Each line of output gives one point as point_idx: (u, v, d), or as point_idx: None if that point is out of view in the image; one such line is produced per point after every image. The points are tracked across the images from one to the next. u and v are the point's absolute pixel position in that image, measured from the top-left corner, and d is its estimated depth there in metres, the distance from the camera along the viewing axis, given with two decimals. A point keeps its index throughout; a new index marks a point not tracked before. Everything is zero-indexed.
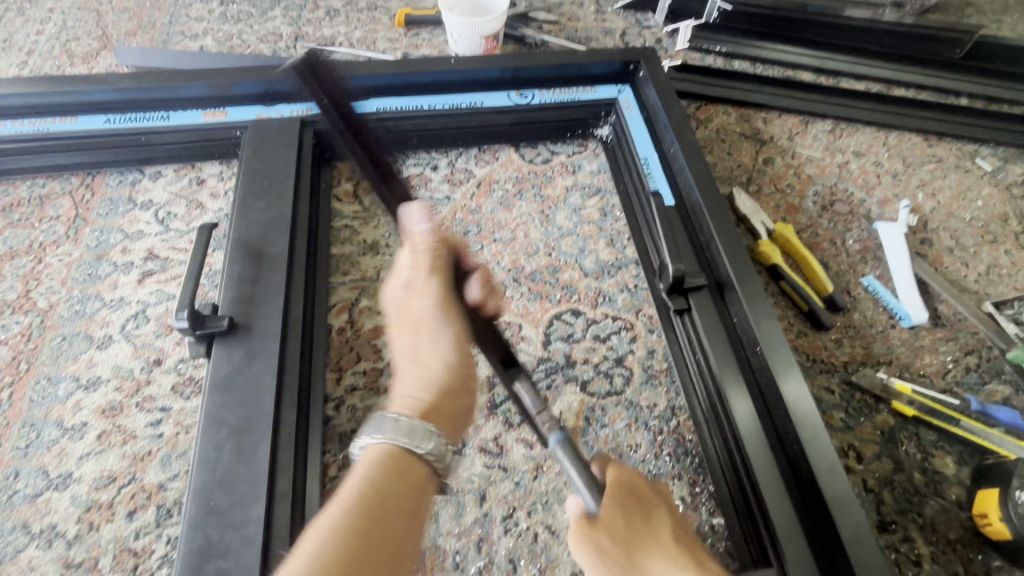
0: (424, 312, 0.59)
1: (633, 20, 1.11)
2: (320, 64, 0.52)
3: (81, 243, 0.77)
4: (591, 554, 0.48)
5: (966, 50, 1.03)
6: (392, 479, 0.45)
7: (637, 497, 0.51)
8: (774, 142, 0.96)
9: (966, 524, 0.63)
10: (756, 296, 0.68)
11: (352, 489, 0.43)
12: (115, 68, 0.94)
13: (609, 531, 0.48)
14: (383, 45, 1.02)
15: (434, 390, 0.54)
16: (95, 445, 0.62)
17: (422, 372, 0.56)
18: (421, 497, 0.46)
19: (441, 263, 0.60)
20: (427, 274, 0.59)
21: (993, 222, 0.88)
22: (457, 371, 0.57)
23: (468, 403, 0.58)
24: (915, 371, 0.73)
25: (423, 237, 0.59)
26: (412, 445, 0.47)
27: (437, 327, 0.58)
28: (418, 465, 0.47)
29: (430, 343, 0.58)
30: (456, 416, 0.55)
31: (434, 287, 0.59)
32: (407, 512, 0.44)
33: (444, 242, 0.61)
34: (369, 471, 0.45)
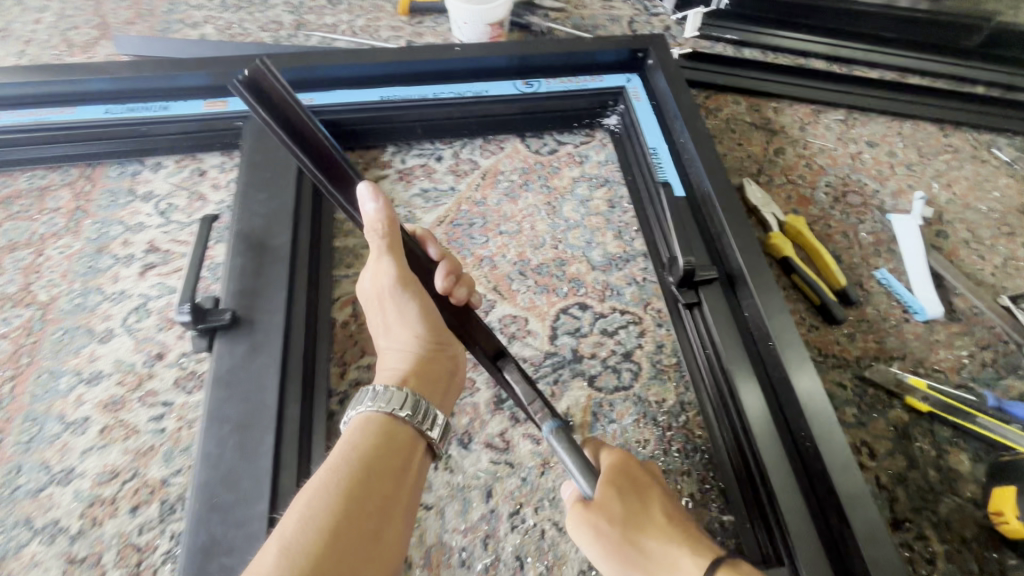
0: (383, 288, 0.60)
1: (641, 7, 1.09)
2: (264, 83, 0.49)
3: (81, 235, 0.76)
4: (590, 533, 0.52)
5: (983, 37, 1.01)
6: (378, 444, 0.48)
7: (635, 483, 0.54)
8: (785, 132, 0.94)
9: (981, 522, 0.62)
10: (768, 289, 0.67)
11: (341, 454, 0.47)
12: (114, 57, 0.93)
13: (606, 510, 0.52)
14: (386, 33, 1.00)
15: (409, 358, 0.58)
16: (98, 439, 0.61)
17: (398, 344, 0.60)
18: (407, 457, 0.50)
19: (392, 243, 0.59)
20: (381, 254, 0.60)
21: (1011, 213, 0.86)
22: (427, 342, 0.59)
23: (452, 368, 0.60)
24: (929, 366, 0.72)
25: (375, 220, 0.58)
26: (390, 409, 0.50)
27: (401, 302, 0.60)
28: (404, 429, 0.51)
29: (397, 316, 0.60)
30: (439, 382, 0.57)
31: (388, 267, 0.59)
32: (393, 471, 0.48)
33: (394, 224, 0.59)
34: (356, 438, 0.48)
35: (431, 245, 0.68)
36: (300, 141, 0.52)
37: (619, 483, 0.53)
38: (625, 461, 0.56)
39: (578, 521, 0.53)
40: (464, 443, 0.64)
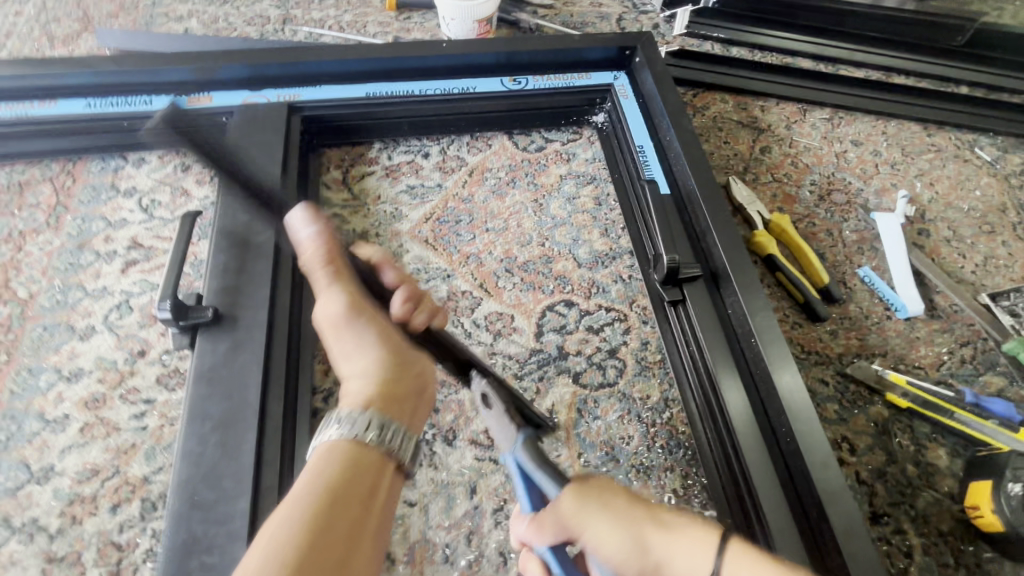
0: (334, 317, 0.54)
1: (630, 5, 1.09)
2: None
3: (62, 231, 0.75)
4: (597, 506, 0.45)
5: (967, 38, 1.02)
6: (344, 471, 0.43)
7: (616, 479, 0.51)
8: (771, 130, 0.95)
9: (957, 516, 0.63)
10: (752, 287, 0.67)
11: (305, 484, 0.41)
12: (97, 50, 0.91)
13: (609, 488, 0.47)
14: (374, 29, 0.99)
15: (372, 384, 0.51)
16: (78, 437, 0.61)
17: (355, 372, 0.52)
18: (377, 479, 0.45)
19: (337, 266, 0.56)
20: (328, 283, 0.55)
21: (991, 213, 0.88)
22: (388, 362, 0.53)
23: (418, 388, 0.53)
24: (910, 363, 0.73)
25: (313, 243, 0.56)
26: (353, 433, 0.46)
27: (355, 328, 0.54)
28: (372, 451, 0.46)
29: (355, 345, 0.53)
30: (407, 405, 0.51)
31: (337, 292, 0.54)
32: (362, 496, 0.42)
33: (333, 244, 0.56)
34: (320, 465, 0.43)
35: (387, 271, 0.57)
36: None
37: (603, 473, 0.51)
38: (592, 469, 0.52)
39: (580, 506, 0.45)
40: (449, 440, 0.64)
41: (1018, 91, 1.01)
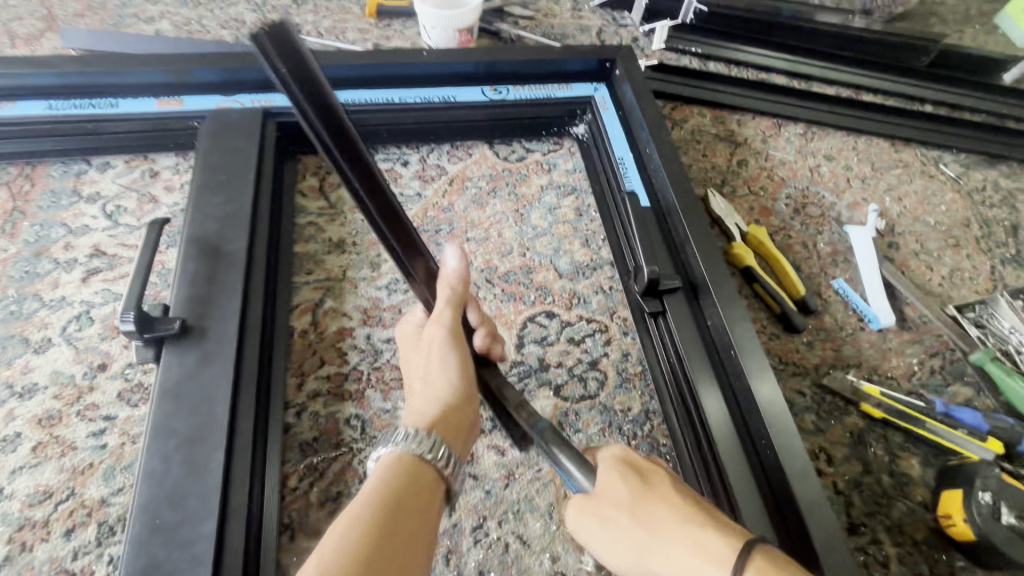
0: (435, 337, 0.57)
1: (610, 18, 1.10)
2: (293, 44, 0.46)
3: (18, 238, 0.71)
4: (596, 524, 0.48)
5: (930, 58, 1.07)
6: (406, 483, 0.44)
7: (639, 467, 0.49)
8: (748, 144, 0.96)
9: (931, 525, 0.64)
10: (730, 298, 0.68)
11: (372, 489, 0.43)
12: (61, 51, 0.88)
13: (609, 499, 0.48)
14: (353, 35, 0.98)
15: (437, 404, 0.53)
16: (30, 457, 0.57)
17: (430, 390, 0.54)
18: (429, 500, 0.45)
19: (457, 299, 0.58)
20: (444, 305, 0.57)
21: (956, 227, 0.91)
22: (462, 391, 0.55)
23: (472, 422, 0.55)
24: (882, 374, 0.74)
25: (450, 276, 0.58)
26: (420, 451, 0.47)
27: (446, 353, 0.56)
28: (427, 469, 0.47)
29: (439, 365, 0.55)
30: (464, 431, 0.52)
31: (448, 317, 0.57)
32: (417, 513, 0.43)
33: (462, 283, 0.59)
34: (386, 476, 0.45)
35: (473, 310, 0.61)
36: (329, 121, 0.49)
37: (621, 471, 0.49)
38: (625, 450, 0.52)
39: (580, 515, 0.50)
40: None
41: (980, 109, 1.05)
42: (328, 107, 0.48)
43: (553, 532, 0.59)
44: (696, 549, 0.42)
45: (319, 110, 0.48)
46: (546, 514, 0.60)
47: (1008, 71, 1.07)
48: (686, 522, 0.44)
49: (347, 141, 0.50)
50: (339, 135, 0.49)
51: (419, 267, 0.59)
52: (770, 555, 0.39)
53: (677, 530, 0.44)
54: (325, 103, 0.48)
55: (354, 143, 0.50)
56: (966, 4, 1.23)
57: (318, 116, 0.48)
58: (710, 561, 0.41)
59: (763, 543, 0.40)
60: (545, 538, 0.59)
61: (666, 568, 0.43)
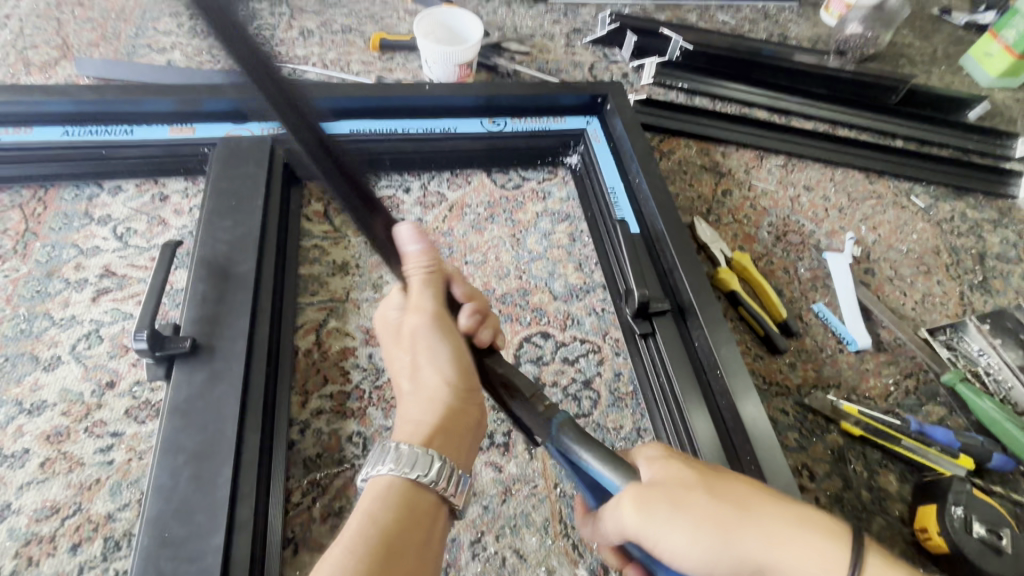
0: (417, 327, 0.60)
1: (601, 55, 1.16)
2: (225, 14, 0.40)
3: (30, 258, 0.73)
4: (663, 514, 0.42)
5: (900, 96, 1.14)
6: (398, 517, 0.45)
7: (698, 448, 0.48)
8: (732, 175, 1.02)
9: (909, 539, 0.67)
10: (716, 321, 0.72)
11: (358, 526, 0.44)
12: (75, 78, 0.91)
13: (675, 481, 0.43)
14: (358, 67, 1.03)
15: (437, 408, 0.55)
16: (38, 473, 0.58)
17: (421, 391, 0.58)
18: (427, 527, 0.47)
19: (434, 282, 0.62)
20: (421, 286, 0.62)
21: (927, 254, 0.96)
22: (456, 386, 0.58)
23: (473, 424, 0.57)
24: (861, 393, 0.78)
25: (416, 259, 0.61)
26: (413, 474, 0.47)
27: (433, 340, 0.59)
28: (426, 494, 0.48)
29: (428, 357, 0.59)
30: (463, 435, 0.55)
31: (427, 299, 0.61)
32: (415, 545, 0.45)
33: (434, 257, 0.62)
34: (375, 510, 0.45)
35: (458, 285, 0.65)
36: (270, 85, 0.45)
37: (682, 454, 0.46)
38: (674, 434, 0.50)
39: (638, 507, 0.42)
40: None
41: (946, 145, 1.12)
42: (274, 80, 0.45)
43: (548, 546, 0.61)
44: (798, 521, 0.40)
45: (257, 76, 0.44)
46: (542, 529, 0.62)
47: (973, 108, 1.15)
48: (776, 497, 0.42)
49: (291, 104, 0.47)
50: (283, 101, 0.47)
51: (380, 230, 0.58)
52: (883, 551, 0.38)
53: (771, 504, 0.41)
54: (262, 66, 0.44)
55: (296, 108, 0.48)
56: (934, 46, 1.31)
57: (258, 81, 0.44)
58: (820, 534, 0.38)
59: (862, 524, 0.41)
60: (541, 552, 0.61)
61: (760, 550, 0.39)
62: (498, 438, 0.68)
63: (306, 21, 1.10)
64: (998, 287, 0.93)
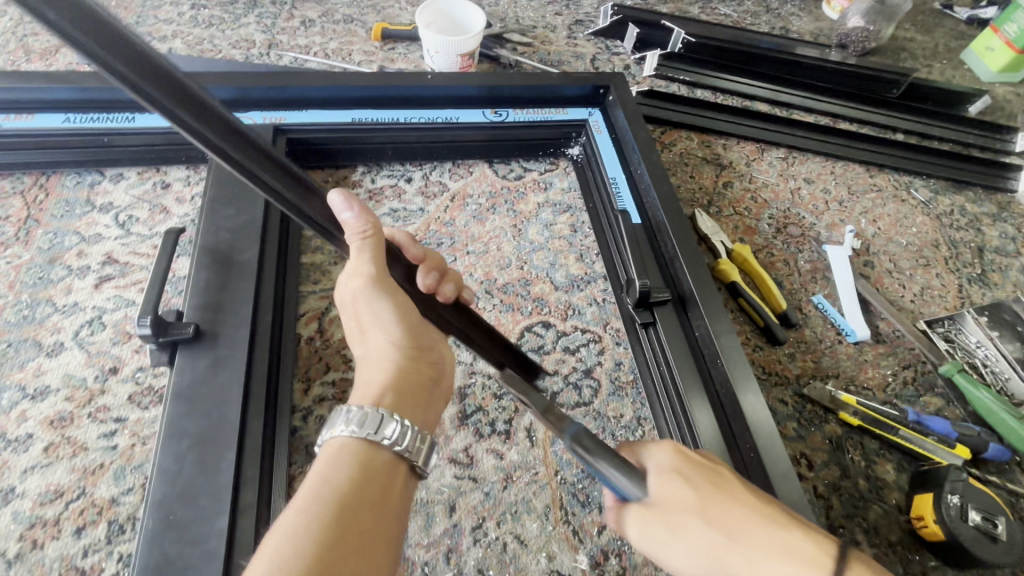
0: (358, 291, 0.55)
1: (603, 46, 1.16)
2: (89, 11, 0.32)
3: (32, 245, 0.73)
4: (664, 531, 0.44)
5: (900, 90, 1.15)
6: (353, 477, 0.44)
7: (704, 469, 0.47)
8: (733, 167, 1.02)
9: (905, 527, 0.67)
10: (716, 311, 0.72)
11: (310, 489, 0.43)
12: (76, 66, 0.91)
13: (677, 505, 0.45)
14: (359, 57, 1.03)
15: (388, 367, 0.55)
16: (42, 458, 0.59)
17: (372, 353, 0.56)
18: (385, 484, 0.46)
19: (374, 244, 0.53)
20: (360, 250, 0.53)
21: (926, 247, 0.96)
22: (406, 347, 0.56)
23: (433, 376, 0.59)
24: (859, 384, 0.78)
25: (356, 228, 0.52)
26: (366, 435, 0.46)
27: (375, 304, 0.55)
28: (380, 453, 0.47)
29: (373, 320, 0.56)
30: (420, 391, 0.55)
31: (366, 265, 0.53)
32: (370, 502, 0.44)
33: (375, 226, 0.53)
34: (330, 472, 0.44)
35: (407, 247, 0.60)
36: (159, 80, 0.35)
37: (685, 475, 0.47)
38: (680, 449, 0.49)
39: (643, 522, 0.46)
40: None
41: (947, 139, 1.12)
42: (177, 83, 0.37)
43: (549, 532, 0.62)
44: (784, 554, 0.40)
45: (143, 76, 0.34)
46: (542, 515, 0.63)
47: (974, 102, 1.15)
48: (768, 528, 0.42)
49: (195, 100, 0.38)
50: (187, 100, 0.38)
51: (318, 208, 0.50)
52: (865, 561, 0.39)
53: (762, 534, 0.42)
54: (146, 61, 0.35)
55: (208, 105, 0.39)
56: (936, 40, 1.31)
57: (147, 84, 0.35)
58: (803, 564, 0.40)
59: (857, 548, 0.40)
60: (541, 538, 0.61)
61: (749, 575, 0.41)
62: (499, 426, 0.68)
63: (307, 10, 1.09)
64: (997, 280, 0.94)
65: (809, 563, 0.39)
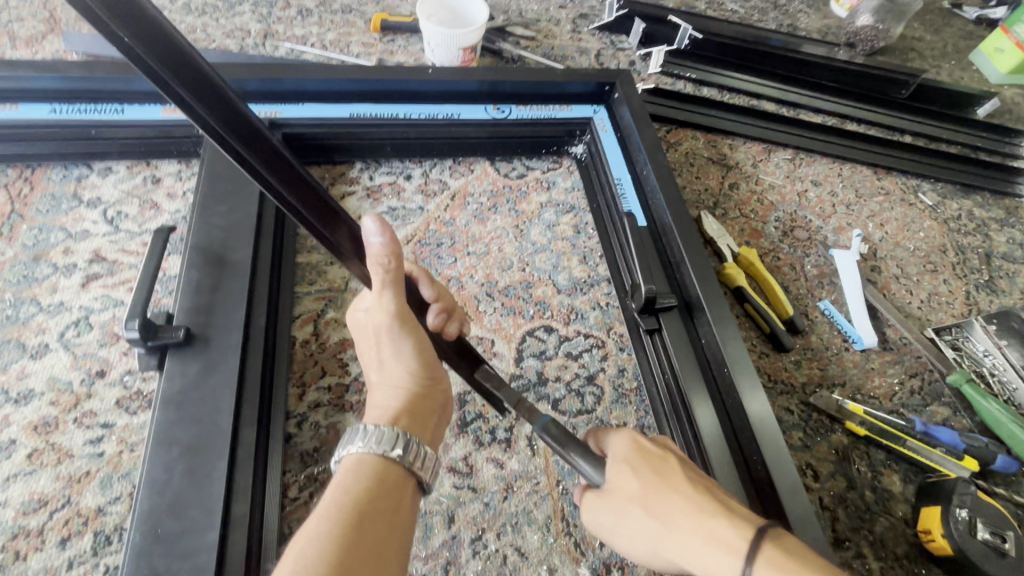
0: (381, 325, 0.54)
1: (608, 41, 1.13)
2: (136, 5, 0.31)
3: (16, 242, 0.70)
4: (612, 517, 0.49)
5: (910, 91, 1.13)
6: (372, 487, 0.44)
7: (651, 459, 0.50)
8: (739, 168, 1.00)
9: (912, 541, 0.66)
10: (724, 318, 0.70)
11: (331, 499, 0.43)
12: (63, 54, 0.88)
13: (623, 494, 0.49)
14: (357, 49, 1.00)
15: (401, 395, 0.53)
16: (25, 465, 0.57)
17: (389, 381, 0.55)
18: (399, 498, 0.46)
19: (396, 278, 0.52)
20: (383, 287, 0.52)
21: (934, 252, 0.95)
22: (422, 376, 0.55)
23: (442, 402, 0.57)
24: (866, 393, 0.77)
25: (380, 254, 0.51)
26: (381, 450, 0.46)
27: (397, 339, 0.54)
28: (394, 469, 0.46)
29: (393, 354, 0.55)
30: (431, 416, 0.54)
31: (390, 301, 0.53)
32: (386, 514, 0.44)
33: (398, 257, 0.52)
34: (347, 482, 0.44)
35: (425, 285, 0.61)
36: (186, 73, 0.35)
37: (634, 466, 0.50)
38: (638, 440, 0.53)
39: (595, 509, 0.51)
40: None
41: (956, 142, 1.10)
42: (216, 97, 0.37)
43: (550, 544, 0.60)
44: (709, 540, 0.42)
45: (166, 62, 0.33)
46: (543, 527, 0.61)
47: (982, 105, 1.14)
48: (698, 515, 0.44)
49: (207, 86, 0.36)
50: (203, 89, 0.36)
51: (346, 237, 0.50)
52: (781, 544, 0.39)
53: (690, 520, 0.44)
54: (170, 48, 0.33)
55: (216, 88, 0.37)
56: (945, 40, 1.29)
57: (168, 72, 0.34)
58: (722, 551, 0.41)
59: (776, 531, 0.41)
60: (542, 550, 0.60)
61: (681, 557, 0.44)
62: (500, 434, 0.66)
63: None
64: (1004, 287, 0.93)
65: (728, 548, 0.41)
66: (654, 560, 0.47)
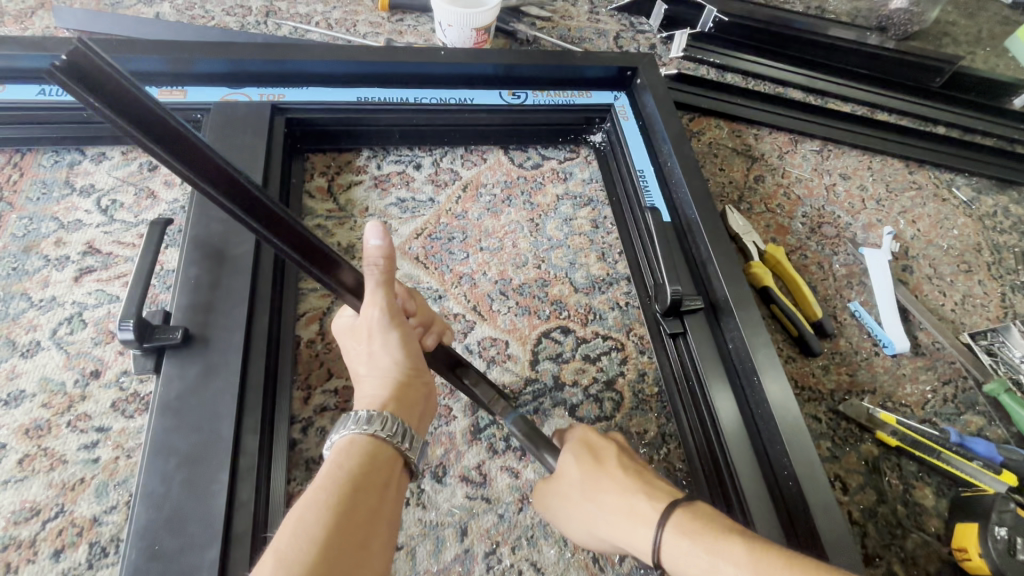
0: (373, 321, 0.50)
1: (628, 23, 1.08)
2: (104, 70, 0.32)
3: (5, 231, 0.67)
4: (557, 500, 0.55)
5: (944, 79, 1.05)
6: (365, 463, 0.42)
7: (592, 447, 0.56)
8: (764, 159, 0.95)
9: (945, 558, 0.63)
10: (753, 321, 0.66)
11: (325, 475, 0.41)
12: (54, 31, 0.83)
13: (566, 479, 0.54)
14: (364, 29, 0.95)
15: (388, 383, 0.50)
16: (16, 471, 0.54)
17: (376, 373, 0.51)
18: (388, 478, 0.44)
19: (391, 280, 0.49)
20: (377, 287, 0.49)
21: (968, 251, 0.90)
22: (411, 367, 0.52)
23: (429, 393, 0.54)
24: (897, 401, 0.73)
25: (376, 256, 0.47)
26: (373, 430, 0.44)
27: (388, 334, 0.51)
28: (385, 449, 0.44)
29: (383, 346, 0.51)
30: (418, 403, 0.51)
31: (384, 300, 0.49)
32: (378, 489, 0.42)
33: (393, 263, 0.48)
34: (340, 458, 0.42)
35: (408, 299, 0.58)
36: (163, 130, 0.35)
37: (577, 453, 0.55)
38: (585, 431, 0.58)
39: (544, 495, 0.56)
40: (439, 477, 0.60)
41: (992, 134, 1.04)
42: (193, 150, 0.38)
43: (568, 559, 0.57)
44: (630, 515, 0.48)
45: (139, 124, 0.34)
46: (560, 541, 0.58)
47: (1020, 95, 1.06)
48: (623, 494, 0.50)
49: (180, 139, 0.37)
50: (173, 139, 0.36)
51: (348, 277, 0.50)
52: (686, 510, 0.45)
53: (615, 497, 0.50)
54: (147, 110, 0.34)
55: (189, 140, 0.37)
56: (980, 25, 1.23)
57: (145, 132, 0.34)
58: (638, 519, 0.47)
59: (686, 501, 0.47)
60: (559, 565, 0.57)
61: (611, 532, 0.50)
62: (515, 441, 0.63)
63: None
64: None
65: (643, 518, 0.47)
66: (594, 541, 0.53)
